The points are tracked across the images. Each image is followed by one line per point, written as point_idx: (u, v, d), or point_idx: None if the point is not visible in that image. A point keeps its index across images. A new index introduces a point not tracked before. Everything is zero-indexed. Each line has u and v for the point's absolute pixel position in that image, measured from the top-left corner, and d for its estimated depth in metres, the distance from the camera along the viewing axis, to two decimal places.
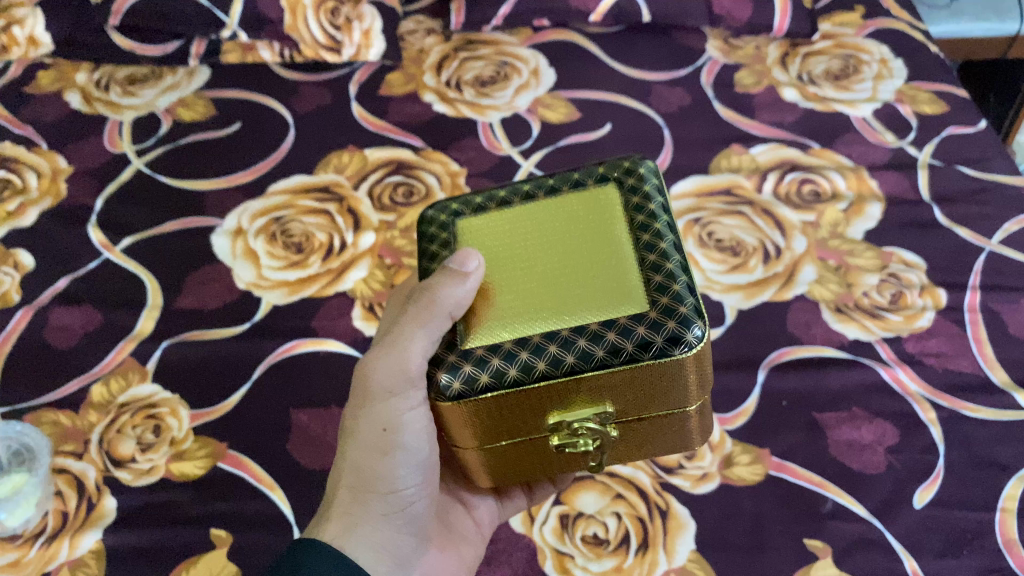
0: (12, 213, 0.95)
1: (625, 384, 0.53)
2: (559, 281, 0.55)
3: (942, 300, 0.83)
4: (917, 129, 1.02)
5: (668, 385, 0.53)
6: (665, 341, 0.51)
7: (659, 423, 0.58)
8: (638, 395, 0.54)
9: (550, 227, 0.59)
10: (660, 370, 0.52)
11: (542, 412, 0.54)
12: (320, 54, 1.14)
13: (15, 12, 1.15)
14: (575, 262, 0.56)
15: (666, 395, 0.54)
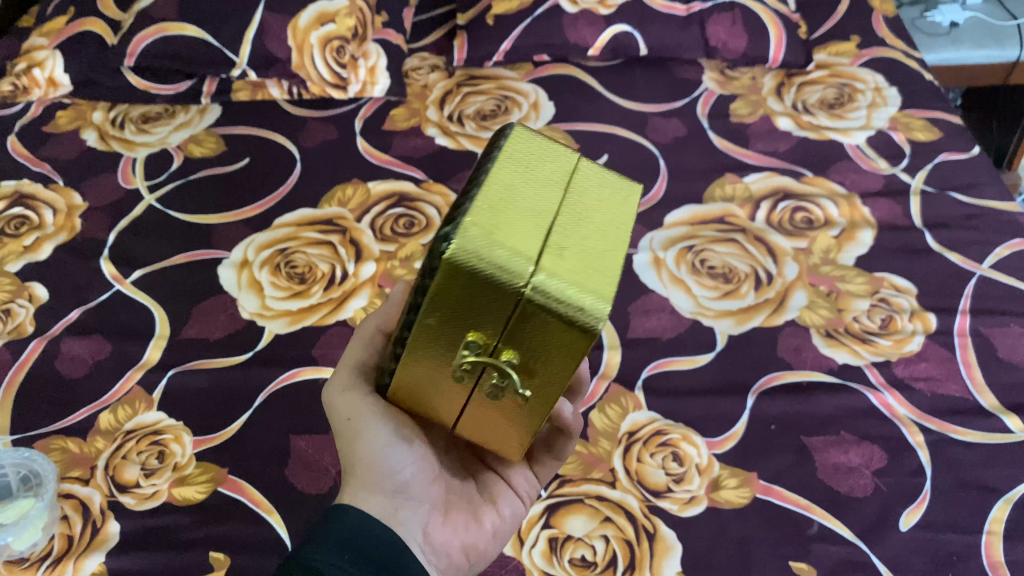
0: (29, 247, 0.99)
1: (458, 306, 0.47)
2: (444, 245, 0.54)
3: (932, 324, 0.85)
4: (910, 156, 1.05)
5: (486, 289, 0.45)
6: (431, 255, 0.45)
7: (550, 323, 0.45)
8: (481, 307, 0.47)
9: None
10: (446, 274, 0.45)
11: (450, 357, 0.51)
12: (326, 92, 1.18)
13: (35, 54, 1.18)
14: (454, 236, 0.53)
15: (492, 296, 0.45)
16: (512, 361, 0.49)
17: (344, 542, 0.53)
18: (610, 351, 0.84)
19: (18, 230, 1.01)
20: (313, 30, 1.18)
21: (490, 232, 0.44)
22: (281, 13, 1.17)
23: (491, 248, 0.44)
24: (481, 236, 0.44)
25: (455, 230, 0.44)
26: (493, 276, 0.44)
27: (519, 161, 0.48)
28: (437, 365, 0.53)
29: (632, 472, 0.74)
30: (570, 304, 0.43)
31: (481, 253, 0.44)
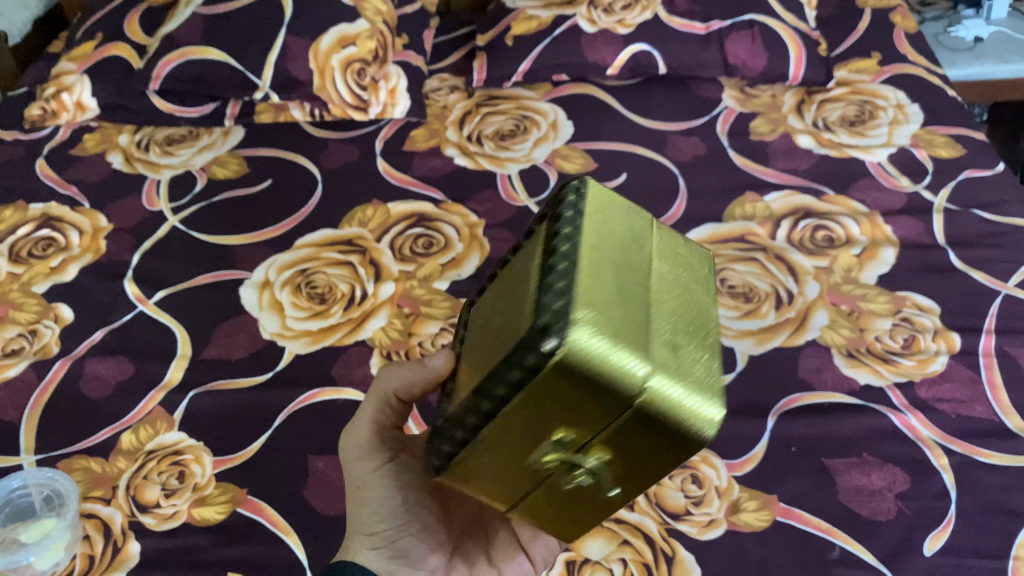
0: (55, 269, 1.00)
1: (567, 405, 0.40)
2: (489, 328, 0.46)
3: (956, 344, 0.83)
4: (932, 173, 1.03)
5: (591, 390, 0.39)
6: (529, 351, 0.38)
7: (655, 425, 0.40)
8: (574, 409, 0.40)
9: (498, 296, 0.48)
10: (552, 372, 0.38)
11: (515, 455, 0.44)
12: (347, 113, 1.19)
13: (64, 79, 1.21)
14: (495, 325, 0.45)
15: (598, 397, 0.39)
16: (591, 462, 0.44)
17: None
18: None
19: (45, 252, 1.03)
20: (334, 53, 1.20)
21: (607, 327, 0.38)
22: (303, 37, 1.19)
23: (618, 340, 0.38)
24: (608, 328, 0.38)
25: (571, 319, 0.37)
26: (608, 374, 0.38)
27: (601, 246, 0.42)
28: (507, 458, 0.45)
29: (650, 495, 0.73)
30: (688, 406, 0.39)
31: (603, 345, 0.37)
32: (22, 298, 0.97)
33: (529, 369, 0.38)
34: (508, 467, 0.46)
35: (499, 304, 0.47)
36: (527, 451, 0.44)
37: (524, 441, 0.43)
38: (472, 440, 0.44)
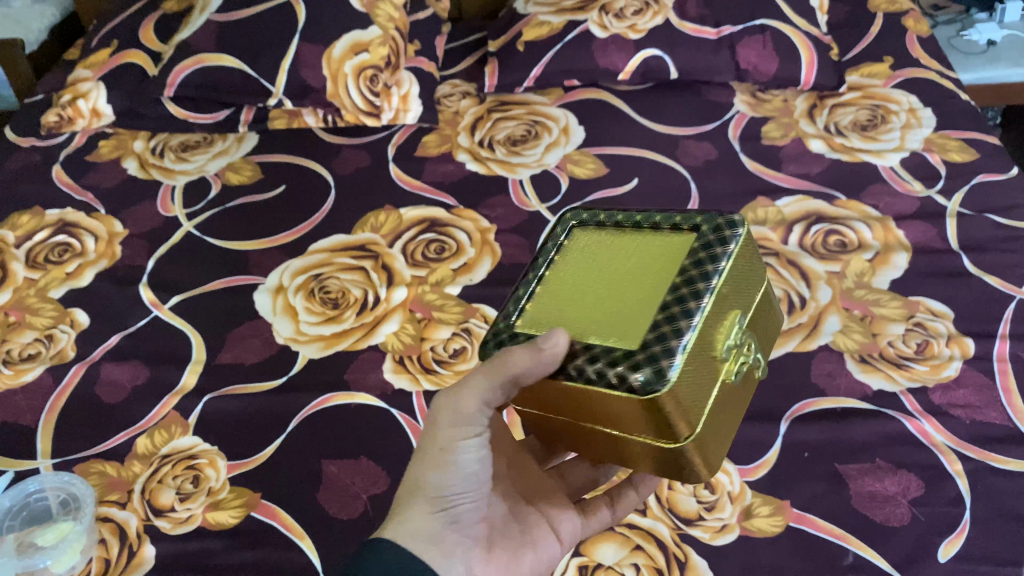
0: (71, 274, 1.01)
1: (750, 289, 0.54)
2: (633, 280, 0.53)
3: (969, 349, 0.83)
4: (945, 178, 1.03)
5: (754, 278, 0.55)
6: (720, 238, 0.53)
7: (770, 321, 0.58)
8: (744, 298, 0.54)
9: (595, 288, 0.54)
10: (743, 247, 0.53)
11: (713, 357, 0.51)
12: (360, 119, 1.20)
13: (79, 86, 1.23)
14: (634, 276, 0.54)
15: (754, 289, 0.55)
16: (749, 363, 0.54)
17: None
18: None
19: (61, 258, 1.04)
20: (347, 59, 1.20)
21: None
22: (316, 43, 1.20)
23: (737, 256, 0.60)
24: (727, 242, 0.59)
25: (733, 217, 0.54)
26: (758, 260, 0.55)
27: None
28: (707, 367, 0.50)
29: (663, 500, 0.74)
30: (778, 311, 0.60)
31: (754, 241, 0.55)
32: (39, 303, 0.98)
33: (731, 246, 0.52)
34: (705, 380, 0.50)
35: (616, 286, 0.54)
36: (728, 347, 0.51)
37: (730, 333, 0.52)
38: (701, 335, 0.49)
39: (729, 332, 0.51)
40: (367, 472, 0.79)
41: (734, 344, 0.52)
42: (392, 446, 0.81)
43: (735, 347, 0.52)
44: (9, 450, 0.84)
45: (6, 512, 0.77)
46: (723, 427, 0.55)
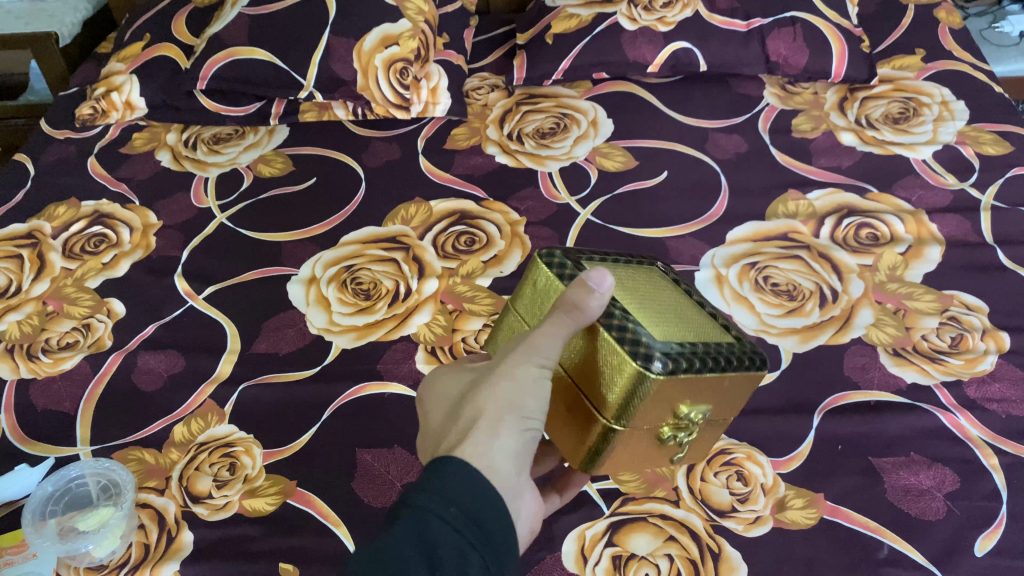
0: (107, 265, 1.03)
1: (731, 394, 0.59)
2: (661, 309, 0.59)
3: (1004, 344, 0.83)
4: (979, 171, 1.03)
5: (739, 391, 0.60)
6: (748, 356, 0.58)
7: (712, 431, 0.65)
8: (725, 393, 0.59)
9: (643, 291, 0.59)
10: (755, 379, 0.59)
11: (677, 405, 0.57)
12: (389, 112, 1.21)
13: (113, 79, 1.24)
14: (664, 311, 0.59)
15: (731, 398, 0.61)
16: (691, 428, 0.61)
17: (461, 500, 0.49)
18: None
19: (97, 248, 1.05)
20: (377, 53, 1.21)
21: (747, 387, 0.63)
22: (346, 37, 1.20)
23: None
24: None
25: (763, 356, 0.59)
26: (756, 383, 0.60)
27: None
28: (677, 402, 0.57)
29: (696, 491, 0.74)
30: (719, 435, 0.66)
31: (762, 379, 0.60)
32: (76, 293, 1.00)
33: (751, 369, 0.58)
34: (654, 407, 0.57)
35: (660, 313, 0.58)
36: (682, 400, 0.57)
37: (702, 388, 0.56)
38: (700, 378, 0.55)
39: (702, 389, 0.57)
40: (401, 461, 0.79)
41: (685, 398, 0.57)
42: None
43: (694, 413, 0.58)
44: (50, 436, 0.85)
45: (48, 497, 0.78)
46: (623, 447, 0.60)
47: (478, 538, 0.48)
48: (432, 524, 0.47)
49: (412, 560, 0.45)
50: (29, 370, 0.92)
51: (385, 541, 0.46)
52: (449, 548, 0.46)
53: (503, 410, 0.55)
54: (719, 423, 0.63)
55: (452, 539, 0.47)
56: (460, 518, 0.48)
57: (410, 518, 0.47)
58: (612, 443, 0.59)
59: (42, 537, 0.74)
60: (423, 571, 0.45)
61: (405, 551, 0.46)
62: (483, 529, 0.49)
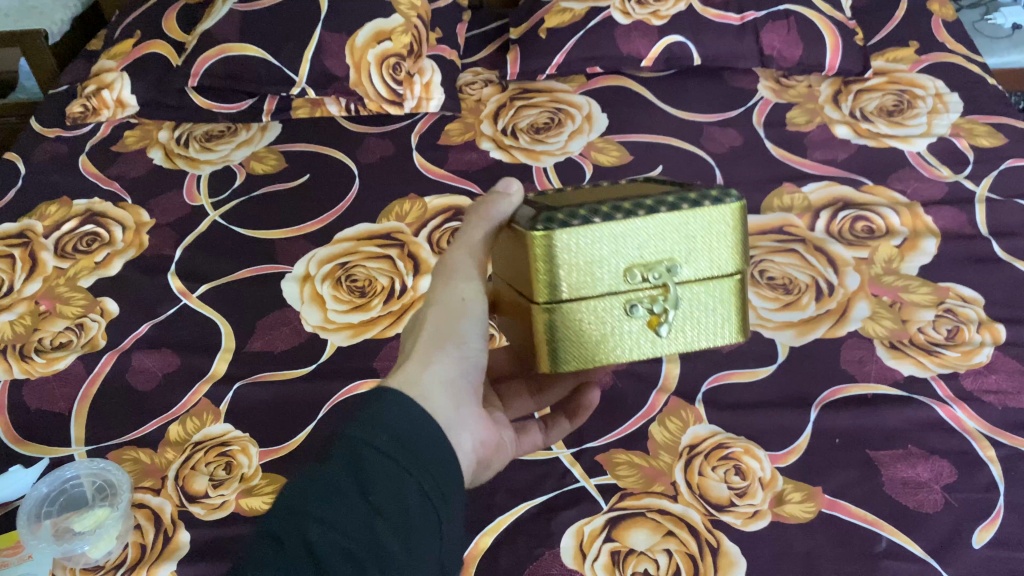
0: (99, 264, 1.02)
1: (695, 240, 0.55)
2: (598, 195, 0.59)
3: (1001, 335, 0.83)
4: (973, 163, 1.03)
5: (710, 239, 0.55)
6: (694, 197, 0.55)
7: (718, 305, 0.58)
8: (685, 242, 0.55)
9: (588, 191, 0.61)
10: (713, 216, 0.55)
11: (619, 265, 0.55)
12: (383, 108, 1.20)
13: (105, 77, 1.24)
14: (603, 193, 0.59)
15: (709, 254, 0.56)
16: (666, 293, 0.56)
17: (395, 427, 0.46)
18: (668, 364, 0.85)
19: (90, 247, 1.04)
20: (369, 48, 1.20)
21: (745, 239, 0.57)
22: (339, 32, 1.20)
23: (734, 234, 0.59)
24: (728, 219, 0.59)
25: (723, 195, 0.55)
26: (720, 223, 0.55)
27: None
28: (619, 261, 0.55)
29: (694, 486, 0.74)
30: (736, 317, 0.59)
31: (727, 218, 0.55)
32: (69, 293, 0.99)
33: (696, 207, 0.54)
34: (591, 273, 0.55)
35: (596, 196, 0.59)
36: (626, 258, 0.55)
37: (639, 237, 0.54)
38: (620, 224, 0.53)
39: (640, 239, 0.54)
40: None
41: (621, 258, 0.54)
42: None
43: (647, 272, 0.55)
44: (44, 437, 0.85)
45: (43, 498, 0.78)
46: (595, 340, 0.57)
47: (416, 464, 0.46)
48: (363, 450, 0.44)
49: (343, 486, 0.42)
50: (22, 371, 0.91)
51: (312, 473, 0.43)
52: (383, 475, 0.44)
53: (440, 331, 0.56)
54: (717, 290, 0.57)
55: (384, 465, 0.44)
56: (391, 442, 0.45)
57: (342, 454, 0.44)
58: (562, 329, 0.56)
59: (38, 539, 0.74)
60: (354, 495, 0.42)
61: (334, 479, 0.43)
62: (417, 456, 0.46)
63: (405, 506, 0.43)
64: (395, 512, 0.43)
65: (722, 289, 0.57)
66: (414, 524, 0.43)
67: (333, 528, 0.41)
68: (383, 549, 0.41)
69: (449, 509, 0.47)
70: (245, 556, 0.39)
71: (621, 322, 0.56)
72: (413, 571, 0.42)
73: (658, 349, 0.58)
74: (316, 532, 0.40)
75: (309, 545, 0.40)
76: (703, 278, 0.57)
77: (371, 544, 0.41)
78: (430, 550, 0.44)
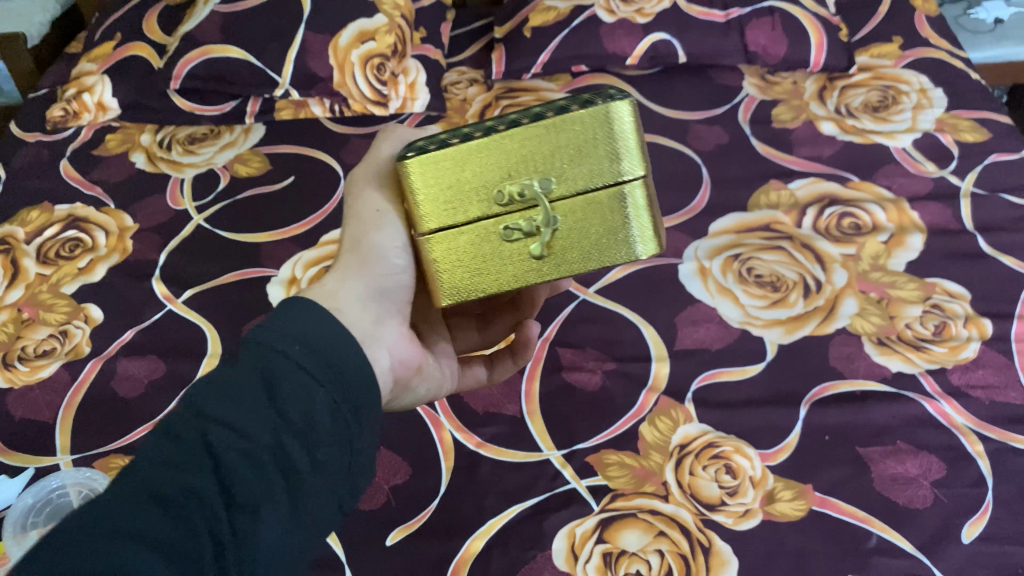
0: (83, 269, 1.01)
1: (568, 149, 0.52)
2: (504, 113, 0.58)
3: (987, 330, 0.83)
4: (958, 158, 1.03)
5: (585, 146, 0.52)
6: (563, 106, 0.52)
7: (609, 221, 0.53)
8: (556, 154, 0.52)
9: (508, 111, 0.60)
10: (582, 121, 0.51)
11: (492, 184, 0.53)
12: (367, 109, 1.19)
13: (85, 80, 1.22)
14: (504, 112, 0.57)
15: (589, 163, 0.52)
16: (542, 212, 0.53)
17: (308, 332, 0.46)
18: (657, 363, 0.85)
19: (72, 253, 1.03)
20: (353, 48, 1.20)
21: (635, 145, 0.52)
22: (322, 33, 1.19)
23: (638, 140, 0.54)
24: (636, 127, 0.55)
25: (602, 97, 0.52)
26: (590, 130, 0.51)
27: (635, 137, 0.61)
28: (493, 179, 0.53)
29: (685, 485, 0.74)
30: (636, 233, 0.54)
31: (598, 120, 0.51)
32: (52, 299, 0.98)
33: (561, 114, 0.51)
34: (460, 198, 0.54)
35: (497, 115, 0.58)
36: (494, 178, 0.53)
37: (503, 155, 0.52)
38: (482, 142, 0.52)
39: (505, 156, 0.52)
40: (389, 463, 0.78)
41: (495, 177, 0.53)
42: (412, 436, 0.80)
43: (518, 191, 0.52)
44: (29, 446, 0.84)
45: (29, 508, 0.76)
46: (480, 267, 0.55)
47: (331, 378, 0.46)
48: (275, 359, 0.45)
49: (251, 392, 0.43)
50: (6, 379, 0.90)
51: (220, 376, 0.44)
52: (294, 385, 0.44)
53: (358, 247, 0.55)
54: (605, 202, 0.53)
55: (295, 373, 0.45)
56: (305, 353, 0.46)
57: (250, 356, 0.45)
58: (449, 251, 0.55)
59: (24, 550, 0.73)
60: (261, 401, 0.43)
61: (242, 381, 0.44)
62: (335, 365, 0.46)
63: (313, 417, 0.44)
64: (304, 423, 0.44)
65: (610, 202, 0.53)
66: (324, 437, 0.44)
67: (233, 432, 0.42)
68: (287, 457, 0.43)
69: (364, 421, 0.48)
70: (147, 448, 0.41)
71: (499, 247, 0.55)
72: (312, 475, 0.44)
73: (545, 273, 0.55)
74: (217, 433, 0.42)
75: (209, 447, 0.41)
76: (585, 192, 0.53)
77: (274, 451, 0.42)
78: (338, 461, 0.46)
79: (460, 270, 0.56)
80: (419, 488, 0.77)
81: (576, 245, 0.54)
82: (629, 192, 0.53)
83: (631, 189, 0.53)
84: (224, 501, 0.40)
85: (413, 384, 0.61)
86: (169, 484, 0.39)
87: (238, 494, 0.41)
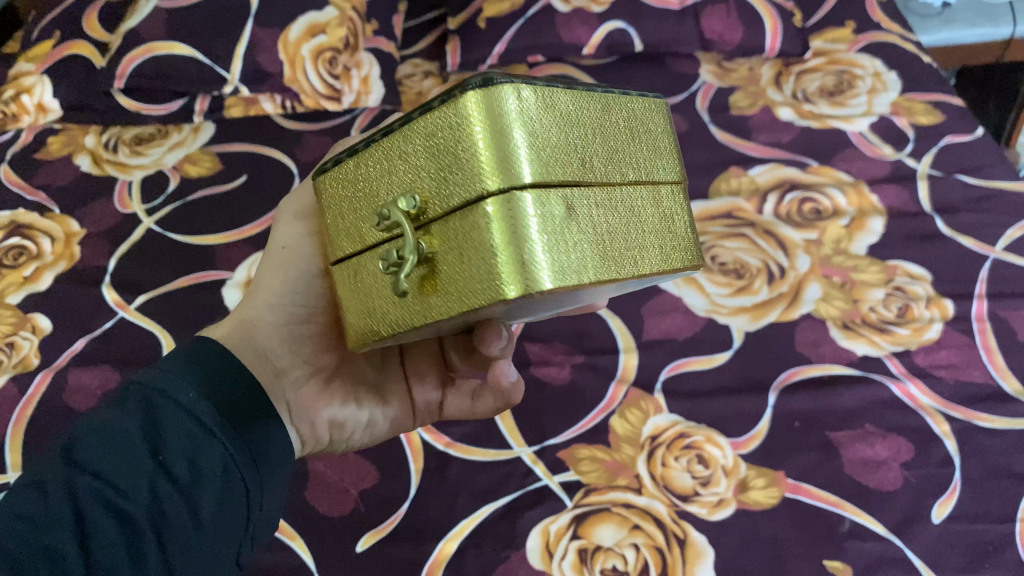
0: (28, 278, 0.97)
1: (435, 153, 0.42)
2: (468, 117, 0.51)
3: (949, 310, 0.84)
4: (914, 140, 1.04)
5: (451, 149, 0.41)
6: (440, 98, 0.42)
7: (478, 244, 0.41)
8: (428, 161, 0.42)
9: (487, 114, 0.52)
10: (445, 117, 0.41)
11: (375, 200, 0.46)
12: (320, 104, 1.17)
13: (23, 80, 1.15)
14: None
15: (458, 172, 0.41)
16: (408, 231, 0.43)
17: (205, 384, 0.51)
18: (625, 355, 0.84)
19: (16, 261, 0.99)
20: (304, 42, 1.17)
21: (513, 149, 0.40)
22: (271, 28, 1.16)
23: (539, 145, 0.41)
24: (542, 130, 0.41)
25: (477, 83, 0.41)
26: (457, 126, 0.41)
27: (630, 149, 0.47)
28: (372, 194, 0.46)
29: (657, 477, 0.73)
30: (505, 260, 0.40)
31: (463, 114, 0.40)
32: None
33: (430, 109, 0.42)
34: (347, 222, 0.48)
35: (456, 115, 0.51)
36: (372, 196, 0.46)
37: (380, 169, 0.45)
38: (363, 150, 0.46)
39: (379, 171, 0.45)
40: (356, 468, 0.76)
41: (377, 191, 0.46)
42: None
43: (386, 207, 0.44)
44: None
45: None
46: (369, 302, 0.47)
47: (221, 431, 0.50)
48: (164, 408, 0.48)
49: (134, 438, 0.46)
50: None
51: (108, 420, 0.47)
52: (178, 434, 0.48)
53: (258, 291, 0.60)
54: (473, 222, 0.41)
55: (183, 423, 0.48)
56: (196, 402, 0.50)
57: (137, 401, 0.48)
58: (343, 280, 0.49)
59: None
60: (143, 451, 0.46)
61: (126, 427, 0.47)
62: (222, 418, 0.51)
63: (197, 472, 0.48)
64: (184, 473, 0.47)
65: (481, 221, 0.40)
66: (204, 490, 0.48)
67: (109, 483, 0.44)
68: (163, 509, 0.45)
69: (252, 481, 0.52)
70: (13, 498, 0.43)
71: (379, 280, 0.46)
72: (186, 533, 0.46)
73: (424, 313, 0.44)
74: (87, 484, 0.44)
75: (78, 495, 0.43)
76: (453, 209, 0.42)
77: (148, 505, 0.45)
78: (217, 519, 0.49)
79: (350, 303, 0.48)
80: (387, 492, 0.75)
81: (448, 274, 0.43)
82: (501, 208, 0.40)
83: (501, 201, 0.40)
84: (83, 563, 0.42)
85: (342, 431, 0.65)
86: (28, 539, 0.41)
87: (97, 556, 0.42)
